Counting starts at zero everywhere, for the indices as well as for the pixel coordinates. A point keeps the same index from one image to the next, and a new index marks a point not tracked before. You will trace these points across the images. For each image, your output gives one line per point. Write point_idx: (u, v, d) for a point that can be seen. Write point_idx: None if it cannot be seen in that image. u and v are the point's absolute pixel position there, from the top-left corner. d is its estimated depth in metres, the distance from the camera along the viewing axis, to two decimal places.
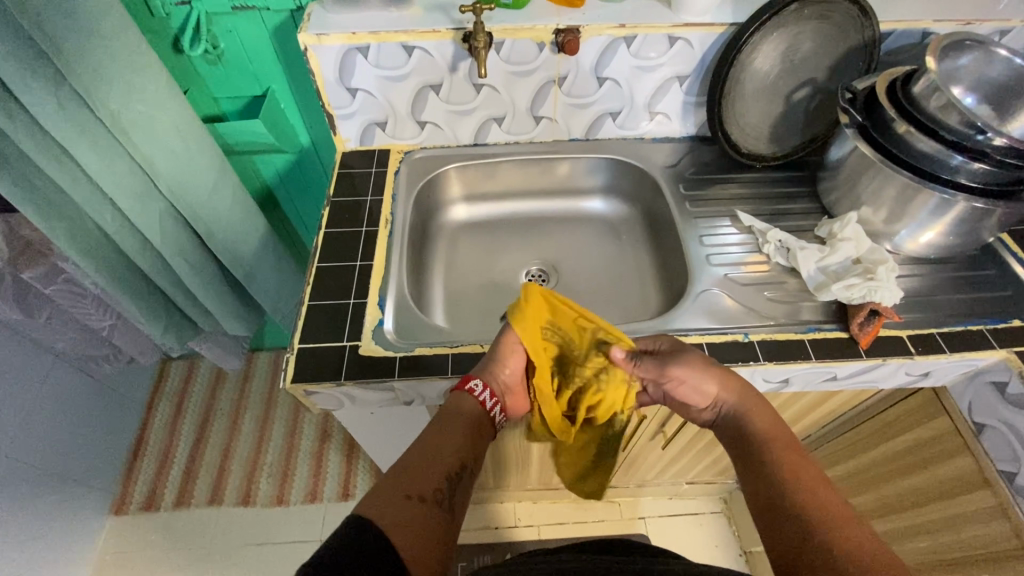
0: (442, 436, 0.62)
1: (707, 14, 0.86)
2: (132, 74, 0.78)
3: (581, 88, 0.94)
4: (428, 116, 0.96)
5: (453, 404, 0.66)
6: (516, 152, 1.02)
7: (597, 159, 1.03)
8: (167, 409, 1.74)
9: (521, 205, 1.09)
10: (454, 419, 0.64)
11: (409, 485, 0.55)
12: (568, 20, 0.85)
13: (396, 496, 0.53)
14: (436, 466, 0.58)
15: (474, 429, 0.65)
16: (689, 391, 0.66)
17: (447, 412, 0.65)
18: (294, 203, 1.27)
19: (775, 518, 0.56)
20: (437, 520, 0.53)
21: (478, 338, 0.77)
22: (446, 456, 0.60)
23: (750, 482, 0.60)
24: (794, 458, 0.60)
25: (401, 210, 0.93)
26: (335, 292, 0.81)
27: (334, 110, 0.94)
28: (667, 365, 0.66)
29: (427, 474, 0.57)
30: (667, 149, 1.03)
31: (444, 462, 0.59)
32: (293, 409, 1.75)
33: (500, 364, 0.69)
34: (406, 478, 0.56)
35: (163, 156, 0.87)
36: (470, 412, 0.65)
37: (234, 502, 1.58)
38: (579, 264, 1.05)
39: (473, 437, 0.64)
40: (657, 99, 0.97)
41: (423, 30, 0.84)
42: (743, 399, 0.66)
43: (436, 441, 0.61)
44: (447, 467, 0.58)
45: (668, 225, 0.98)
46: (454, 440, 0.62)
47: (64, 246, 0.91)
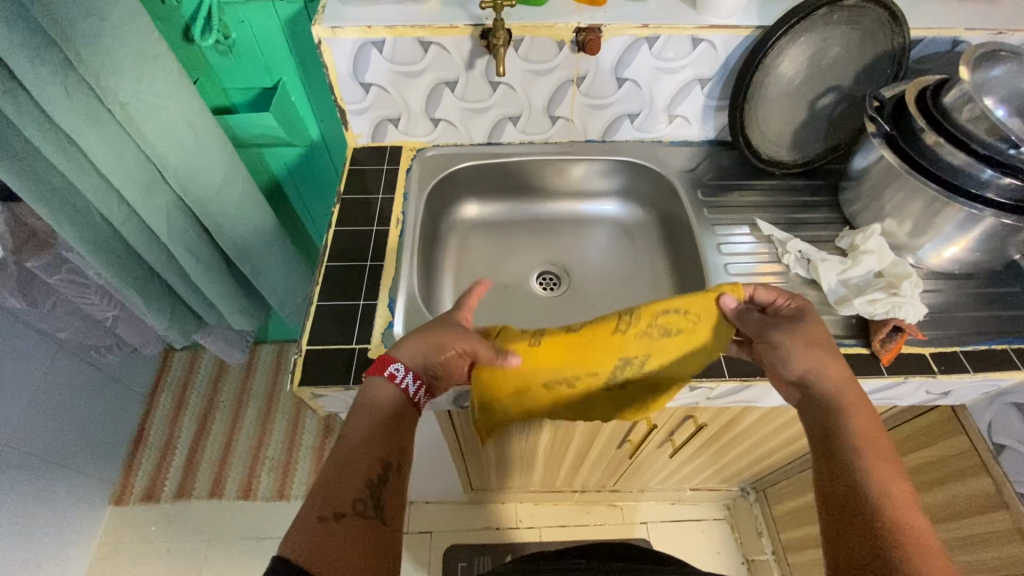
0: (362, 437, 0.59)
1: (733, 16, 0.84)
2: (142, 62, 0.76)
3: (600, 88, 0.92)
4: (442, 113, 0.94)
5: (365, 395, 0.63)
6: (531, 152, 1.00)
7: (613, 161, 1.01)
8: (169, 400, 1.73)
9: (536, 205, 1.07)
10: (371, 417, 0.61)
11: (326, 501, 0.53)
12: (590, 18, 0.83)
13: (315, 520, 0.51)
14: (356, 473, 0.56)
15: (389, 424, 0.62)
16: (776, 357, 0.66)
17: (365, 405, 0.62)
18: (303, 198, 1.26)
19: (846, 516, 0.54)
20: (367, 532, 0.52)
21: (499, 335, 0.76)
22: (369, 458, 0.58)
23: (825, 475, 0.58)
24: (879, 456, 0.57)
25: (414, 208, 0.92)
26: (344, 292, 0.79)
27: (347, 105, 0.92)
28: (770, 327, 0.66)
29: (346, 484, 0.54)
30: (684, 153, 1.01)
31: (366, 466, 0.57)
32: (295, 404, 1.73)
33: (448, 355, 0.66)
34: (324, 493, 0.54)
35: (172, 147, 0.84)
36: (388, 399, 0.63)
37: (234, 496, 1.57)
38: (591, 269, 1.03)
39: (396, 430, 0.61)
40: (677, 101, 0.94)
41: (441, 25, 0.81)
42: (837, 389, 0.62)
43: (359, 441, 0.59)
44: (364, 472, 0.56)
45: (684, 232, 0.96)
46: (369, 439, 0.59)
47: (70, 237, 0.89)
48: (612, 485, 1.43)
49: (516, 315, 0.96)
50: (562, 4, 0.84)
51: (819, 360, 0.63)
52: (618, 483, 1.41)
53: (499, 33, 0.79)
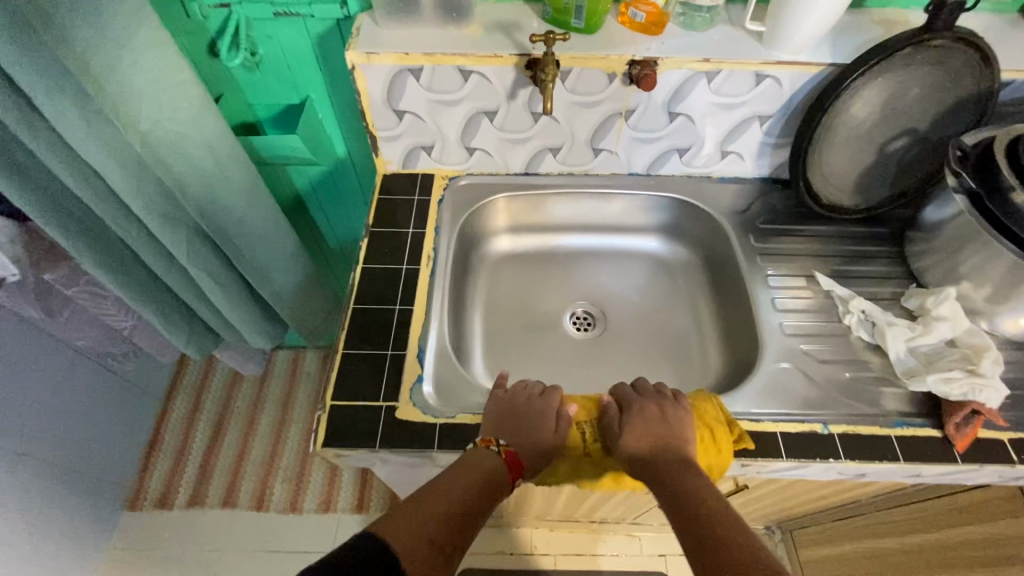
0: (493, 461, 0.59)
1: (804, 51, 0.76)
2: (164, 89, 0.71)
3: (650, 122, 0.85)
4: (479, 142, 0.88)
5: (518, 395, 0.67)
6: (570, 183, 0.94)
7: (658, 197, 0.94)
8: (184, 405, 1.71)
9: (572, 239, 1.01)
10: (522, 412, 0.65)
11: (443, 489, 0.54)
12: (646, 51, 0.76)
13: (426, 502, 0.53)
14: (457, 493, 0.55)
15: (516, 459, 0.61)
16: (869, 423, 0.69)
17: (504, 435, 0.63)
18: (326, 215, 1.21)
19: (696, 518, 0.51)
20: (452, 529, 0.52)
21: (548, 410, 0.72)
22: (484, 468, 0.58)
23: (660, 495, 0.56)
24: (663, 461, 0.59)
25: (445, 246, 0.86)
26: (371, 340, 0.74)
27: (379, 131, 0.86)
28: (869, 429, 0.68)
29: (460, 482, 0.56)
30: (735, 191, 0.94)
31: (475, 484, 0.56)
32: (310, 413, 1.70)
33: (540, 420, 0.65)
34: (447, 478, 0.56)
35: (193, 177, 0.79)
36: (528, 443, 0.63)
37: (246, 507, 1.56)
38: (630, 311, 0.97)
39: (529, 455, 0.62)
40: (732, 138, 0.87)
41: (484, 54, 0.75)
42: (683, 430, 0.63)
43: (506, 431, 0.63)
44: (476, 483, 0.57)
45: (733, 279, 0.89)
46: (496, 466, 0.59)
47: (88, 263, 0.85)
48: (633, 518, 1.39)
49: (548, 360, 0.91)
50: (615, 33, 0.77)
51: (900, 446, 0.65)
52: (639, 517, 1.36)
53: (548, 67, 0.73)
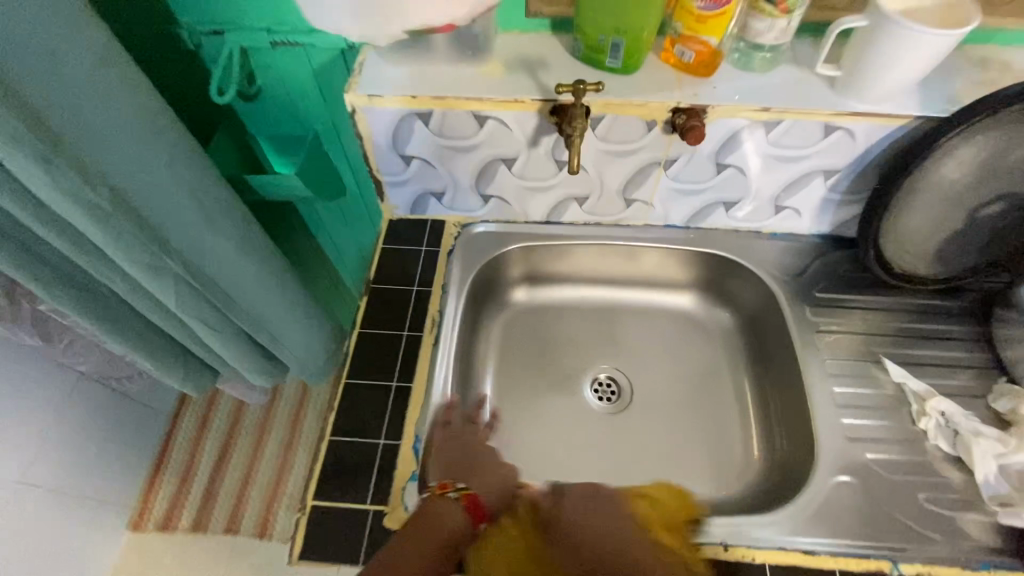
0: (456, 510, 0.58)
1: (887, 101, 0.63)
2: (138, 139, 0.62)
3: (693, 174, 0.74)
4: (495, 189, 0.78)
5: (466, 432, 0.68)
6: (598, 235, 0.83)
7: (697, 254, 0.83)
8: (189, 428, 1.67)
9: (598, 293, 0.90)
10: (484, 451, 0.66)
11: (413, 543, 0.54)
12: (693, 97, 0.64)
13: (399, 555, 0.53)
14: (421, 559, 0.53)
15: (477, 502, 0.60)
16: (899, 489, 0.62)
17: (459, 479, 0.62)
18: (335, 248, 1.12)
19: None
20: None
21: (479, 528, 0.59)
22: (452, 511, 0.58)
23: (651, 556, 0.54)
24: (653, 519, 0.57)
25: (452, 306, 0.77)
26: (363, 424, 0.66)
27: (383, 176, 0.77)
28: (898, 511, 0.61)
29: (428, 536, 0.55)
30: (788, 250, 0.81)
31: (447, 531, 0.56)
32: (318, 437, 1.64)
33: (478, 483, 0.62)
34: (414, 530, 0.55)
35: (176, 231, 0.71)
36: (487, 486, 0.62)
37: (249, 534, 1.50)
38: (660, 380, 0.85)
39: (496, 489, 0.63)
40: (789, 193, 0.75)
41: (503, 99, 0.65)
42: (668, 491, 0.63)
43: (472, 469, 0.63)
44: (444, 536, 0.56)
45: (782, 355, 0.77)
46: (458, 515, 0.57)
47: (66, 309, 0.78)
48: None
49: (565, 436, 0.81)
50: (657, 74, 0.66)
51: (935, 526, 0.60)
52: None
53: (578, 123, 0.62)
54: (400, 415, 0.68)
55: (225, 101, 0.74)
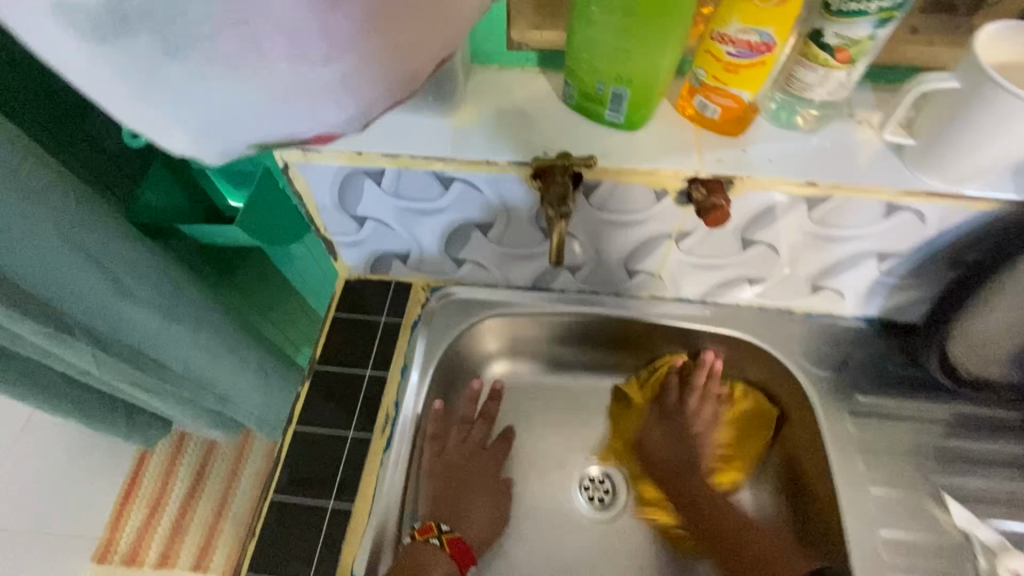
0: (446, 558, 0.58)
1: (974, 181, 0.48)
2: (15, 210, 0.50)
3: (713, 249, 0.59)
4: (469, 253, 0.65)
5: (473, 458, 0.68)
6: (594, 307, 0.69)
7: (712, 334, 0.69)
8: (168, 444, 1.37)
9: (595, 369, 0.76)
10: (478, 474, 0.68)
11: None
12: (716, 164, 0.50)
13: None
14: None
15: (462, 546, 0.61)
16: None
17: (445, 521, 0.62)
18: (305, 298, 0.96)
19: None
20: None
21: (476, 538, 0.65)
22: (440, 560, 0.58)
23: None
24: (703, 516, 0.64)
25: (412, 395, 0.64)
26: (291, 561, 0.56)
27: (334, 235, 0.64)
28: None
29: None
30: (825, 336, 0.67)
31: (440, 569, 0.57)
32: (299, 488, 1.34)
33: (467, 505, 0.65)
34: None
35: (81, 307, 0.59)
36: (474, 522, 0.65)
37: None
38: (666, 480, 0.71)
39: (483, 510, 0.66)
40: (832, 274, 0.60)
41: (471, 160, 0.51)
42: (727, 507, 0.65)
43: (458, 494, 0.65)
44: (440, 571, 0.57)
45: (810, 469, 0.64)
46: (446, 564, 0.58)
47: None
48: None
49: (545, 547, 0.69)
50: (669, 130, 0.51)
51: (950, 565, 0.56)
52: None
53: (550, 208, 0.49)
54: (338, 541, 0.56)
55: (138, 146, 0.56)
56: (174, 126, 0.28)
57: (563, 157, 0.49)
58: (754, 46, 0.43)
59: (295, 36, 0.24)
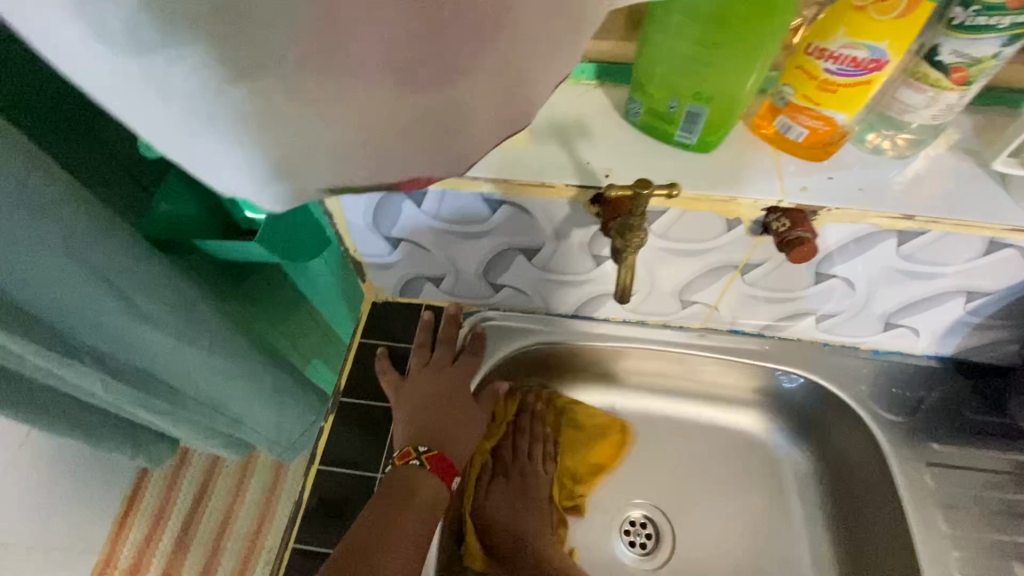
0: (433, 479, 0.55)
1: None
2: (19, 224, 0.44)
3: (781, 283, 0.54)
4: (509, 278, 0.60)
5: (443, 376, 0.62)
6: (640, 337, 0.64)
7: (768, 370, 0.63)
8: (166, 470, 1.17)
9: (638, 402, 0.70)
10: (456, 379, 0.61)
11: (399, 507, 0.53)
12: (800, 192, 0.44)
13: (381, 526, 0.51)
14: (417, 534, 0.52)
15: (445, 462, 0.57)
16: None
17: (427, 438, 0.58)
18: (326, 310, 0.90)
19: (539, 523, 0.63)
20: (413, 527, 0.52)
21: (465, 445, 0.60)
22: (424, 481, 0.55)
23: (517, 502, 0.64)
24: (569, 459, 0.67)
25: None
26: None
27: (364, 256, 0.59)
28: None
29: (412, 505, 0.53)
30: (895, 375, 0.61)
31: (427, 497, 0.54)
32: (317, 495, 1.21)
33: (445, 416, 0.59)
34: (386, 510, 0.53)
35: (87, 327, 0.53)
36: (458, 434, 0.59)
37: None
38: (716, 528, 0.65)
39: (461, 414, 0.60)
40: (908, 311, 0.55)
41: (525, 182, 0.46)
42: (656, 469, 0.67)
43: (437, 408, 0.59)
44: (423, 494, 0.54)
45: (879, 525, 0.59)
46: (436, 481, 0.55)
47: None
48: None
49: None
50: (746, 154, 0.46)
51: (957, 518, 0.56)
52: None
53: (618, 236, 0.41)
54: None
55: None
56: (226, 170, 0.21)
57: (643, 189, 0.37)
58: (861, 63, 0.38)
59: (399, 51, 0.19)
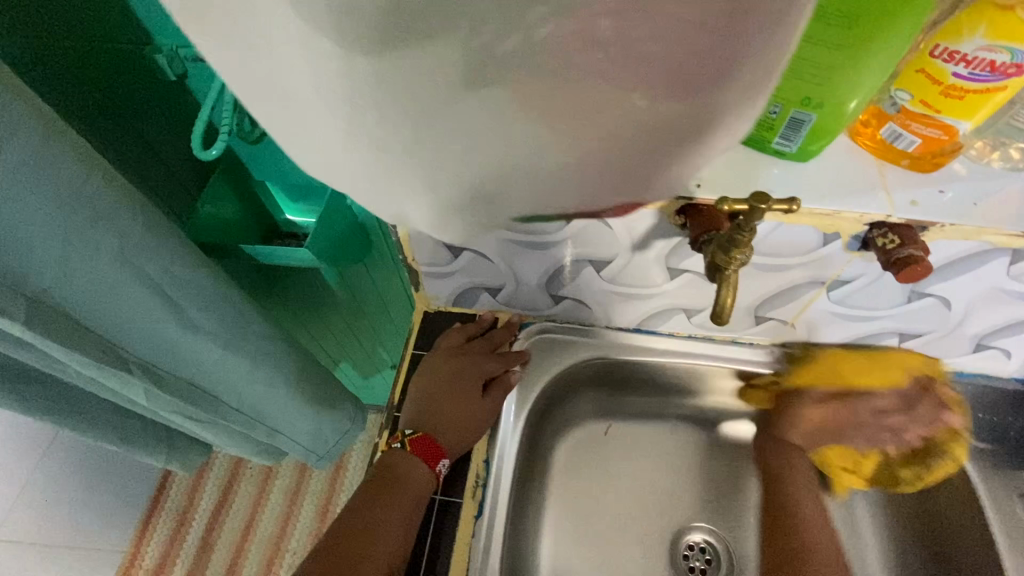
0: (414, 463, 0.52)
1: None
2: (74, 231, 0.42)
3: (870, 300, 0.51)
4: (573, 291, 0.57)
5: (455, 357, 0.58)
6: (708, 354, 0.61)
7: (843, 391, 0.60)
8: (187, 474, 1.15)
9: (701, 422, 0.66)
10: (465, 362, 0.57)
11: (377, 491, 0.51)
12: (910, 206, 0.41)
13: (361, 510, 0.50)
14: (402, 519, 0.50)
15: (429, 444, 0.53)
16: None
17: (419, 421, 0.55)
18: (367, 320, 0.87)
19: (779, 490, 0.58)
20: (389, 509, 0.50)
21: (461, 432, 0.55)
22: (404, 465, 0.52)
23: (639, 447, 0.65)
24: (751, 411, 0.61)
25: (504, 451, 0.56)
26: None
27: (422, 265, 0.56)
28: None
29: (388, 492, 0.51)
30: (981, 400, 0.58)
31: (405, 481, 0.51)
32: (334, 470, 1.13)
33: (437, 396, 0.56)
34: (363, 496, 0.51)
35: (138, 342, 0.51)
36: (453, 420, 0.55)
37: None
38: None
39: (461, 400, 0.56)
40: (1005, 332, 0.52)
41: None
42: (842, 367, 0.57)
43: (436, 390, 0.56)
44: (400, 475, 0.52)
45: (967, 560, 0.55)
46: (415, 463, 0.52)
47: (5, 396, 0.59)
48: None
49: None
50: (846, 164, 0.43)
51: None
52: None
53: (719, 251, 0.38)
54: None
55: (210, 159, 0.54)
56: None
57: (762, 204, 0.35)
58: (998, 67, 0.35)
59: None
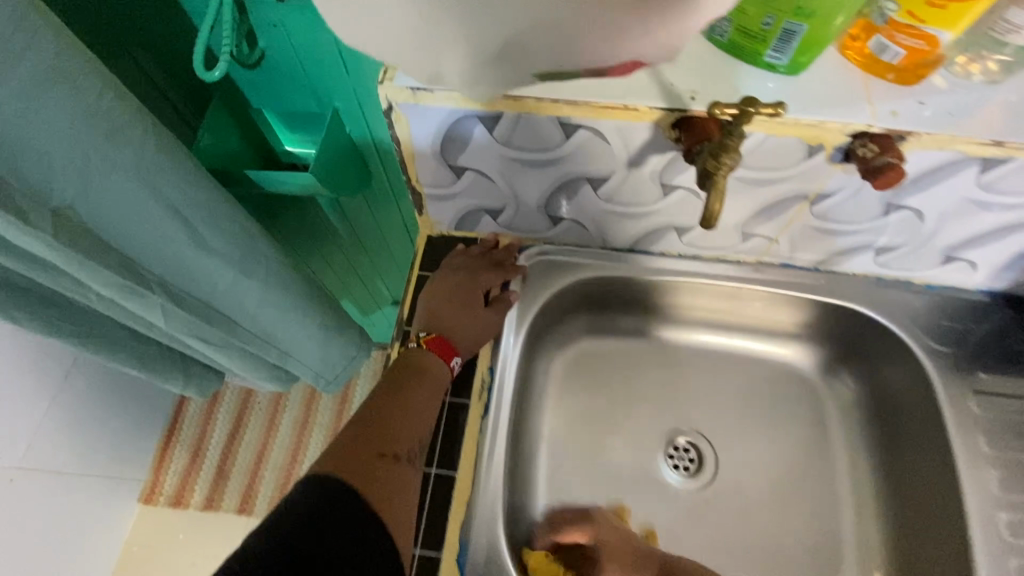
0: (431, 357, 0.56)
1: None
2: (91, 142, 0.44)
3: (849, 213, 0.54)
4: (570, 211, 0.59)
5: (461, 270, 0.62)
6: (695, 273, 0.64)
7: (820, 305, 0.64)
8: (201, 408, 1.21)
9: (685, 338, 0.72)
10: (471, 277, 0.61)
11: (398, 383, 0.55)
12: (889, 117, 0.44)
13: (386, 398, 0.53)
14: (425, 410, 0.54)
15: (443, 343, 0.57)
16: None
17: (431, 324, 0.59)
18: (367, 252, 0.89)
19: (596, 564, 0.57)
20: (410, 399, 0.54)
21: (470, 334, 0.59)
22: (423, 360, 0.56)
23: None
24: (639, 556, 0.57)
25: (506, 361, 0.60)
26: None
27: (425, 188, 0.58)
28: None
29: (411, 386, 0.54)
30: (947, 309, 0.62)
31: (425, 380, 0.55)
32: (340, 405, 1.19)
33: (446, 304, 0.60)
34: (385, 386, 0.55)
35: (156, 258, 0.53)
36: (463, 324, 0.59)
37: (232, 510, 1.13)
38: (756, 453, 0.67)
39: (467, 305, 0.59)
40: (973, 244, 0.55)
41: (608, 104, 0.45)
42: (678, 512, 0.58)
43: (445, 298, 0.60)
44: (420, 373, 0.55)
45: (922, 455, 0.61)
46: (431, 357, 0.56)
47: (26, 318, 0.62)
48: None
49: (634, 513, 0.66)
50: (833, 77, 0.45)
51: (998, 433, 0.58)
52: None
53: (709, 158, 0.41)
54: (443, 515, 0.54)
55: (214, 81, 0.54)
56: None
57: (749, 107, 0.40)
58: None
59: None
